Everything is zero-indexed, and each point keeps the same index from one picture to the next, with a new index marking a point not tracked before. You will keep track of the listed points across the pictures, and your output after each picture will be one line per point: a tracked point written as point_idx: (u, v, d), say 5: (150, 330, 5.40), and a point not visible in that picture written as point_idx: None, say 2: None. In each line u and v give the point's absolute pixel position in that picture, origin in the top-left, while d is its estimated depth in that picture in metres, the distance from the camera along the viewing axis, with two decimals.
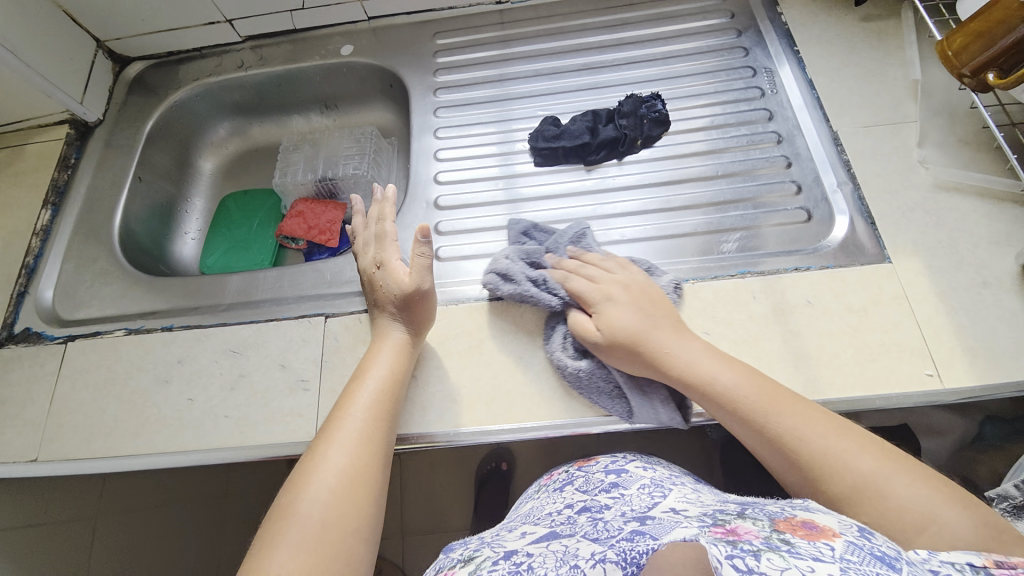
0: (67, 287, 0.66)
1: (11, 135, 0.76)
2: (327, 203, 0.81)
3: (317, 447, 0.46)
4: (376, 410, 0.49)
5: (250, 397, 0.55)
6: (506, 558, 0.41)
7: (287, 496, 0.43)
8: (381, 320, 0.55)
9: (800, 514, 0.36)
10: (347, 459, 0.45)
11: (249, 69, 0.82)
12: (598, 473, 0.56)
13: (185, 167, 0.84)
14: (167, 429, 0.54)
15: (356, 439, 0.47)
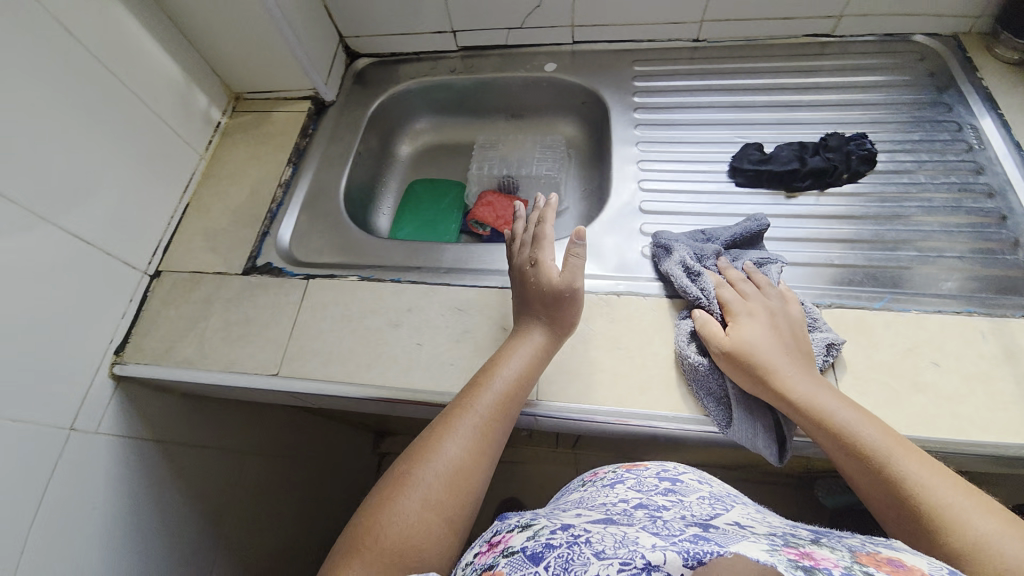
0: (303, 234, 0.75)
1: (259, 103, 0.87)
2: (513, 199, 0.88)
3: (469, 391, 0.50)
4: (522, 379, 0.52)
5: (474, 350, 0.59)
6: (565, 529, 0.34)
7: (439, 422, 0.47)
8: (522, 317, 0.56)
9: (883, 551, 0.32)
10: (494, 411, 0.48)
11: (459, 74, 0.92)
12: (652, 477, 0.50)
13: (386, 151, 0.95)
14: (397, 366, 0.59)
15: (479, 430, 0.47)
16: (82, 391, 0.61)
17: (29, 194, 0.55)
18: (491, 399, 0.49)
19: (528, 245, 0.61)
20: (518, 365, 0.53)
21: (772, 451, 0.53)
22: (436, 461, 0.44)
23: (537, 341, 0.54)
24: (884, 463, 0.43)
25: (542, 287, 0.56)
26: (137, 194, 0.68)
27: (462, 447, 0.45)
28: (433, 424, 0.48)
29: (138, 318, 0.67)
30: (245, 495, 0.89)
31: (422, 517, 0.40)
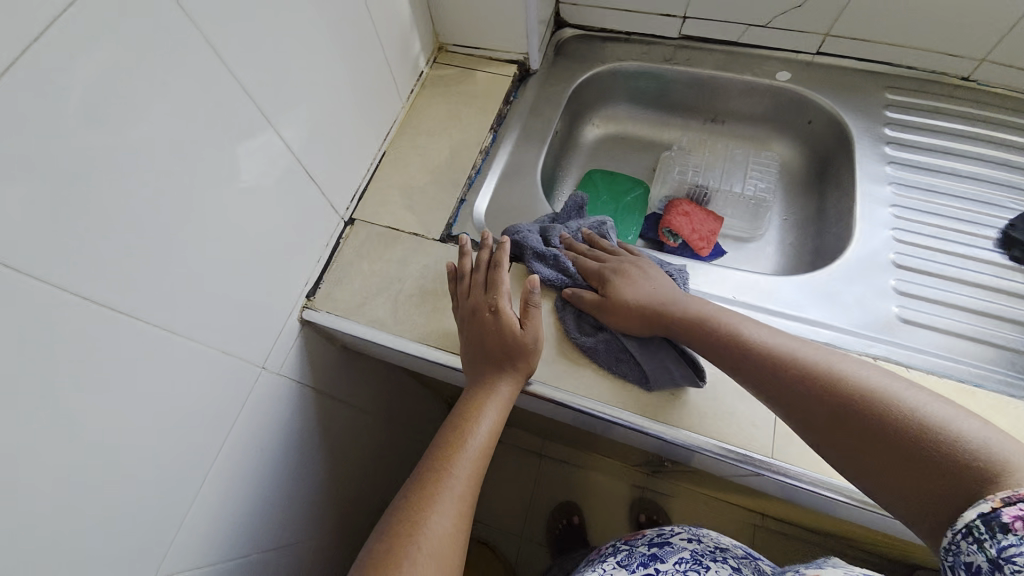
0: (499, 210, 0.70)
1: (463, 57, 0.82)
2: (707, 212, 0.79)
3: (446, 450, 0.51)
4: (490, 440, 0.53)
5: (700, 383, 0.54)
6: None
7: (418, 491, 0.48)
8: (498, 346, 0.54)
9: None
10: (467, 474, 0.49)
11: (675, 65, 0.83)
12: (641, 548, 0.55)
13: (574, 133, 0.87)
14: (612, 380, 0.56)
15: (460, 493, 0.48)
16: (278, 331, 0.59)
17: (279, 119, 0.52)
18: (466, 467, 0.49)
19: (479, 289, 0.57)
20: (487, 429, 0.52)
21: (692, 377, 0.54)
22: (822, 414, 0.43)
23: (504, 392, 0.54)
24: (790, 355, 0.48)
25: (504, 334, 0.54)
26: (353, 135, 0.65)
27: (453, 516, 0.46)
28: (408, 489, 0.49)
29: (331, 264, 0.64)
30: (360, 450, 0.88)
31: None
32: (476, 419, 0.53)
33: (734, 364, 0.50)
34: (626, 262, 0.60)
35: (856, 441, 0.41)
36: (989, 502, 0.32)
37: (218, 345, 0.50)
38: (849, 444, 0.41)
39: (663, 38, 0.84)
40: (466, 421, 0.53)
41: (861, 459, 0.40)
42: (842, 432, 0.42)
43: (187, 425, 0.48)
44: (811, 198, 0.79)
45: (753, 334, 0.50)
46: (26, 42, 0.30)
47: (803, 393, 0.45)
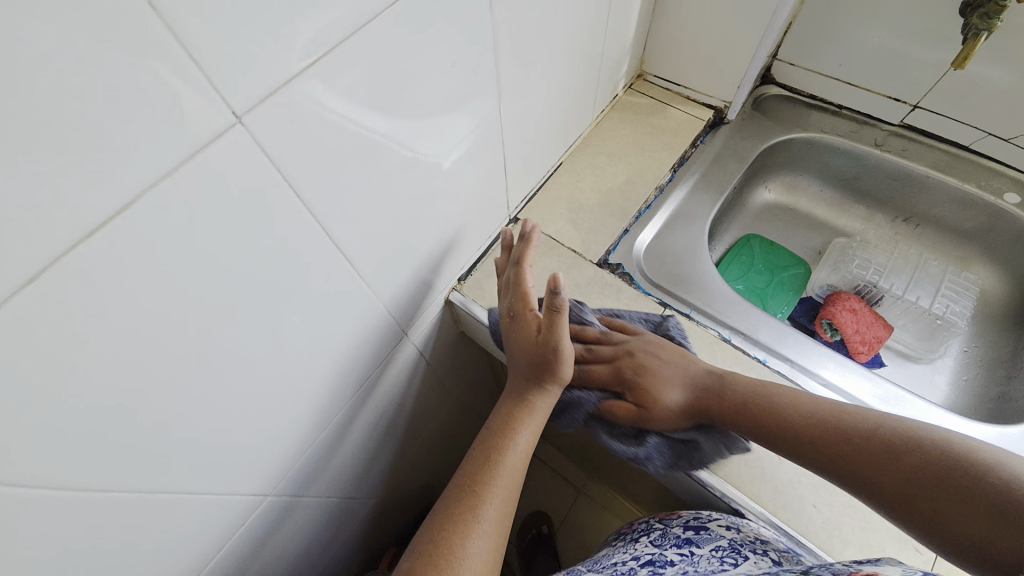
0: (658, 250, 0.68)
1: (659, 90, 0.81)
2: (877, 316, 0.71)
3: (481, 462, 0.51)
4: (525, 451, 0.53)
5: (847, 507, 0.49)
6: None
7: (453, 511, 0.48)
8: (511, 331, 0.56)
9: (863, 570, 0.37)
10: (503, 496, 0.49)
11: (884, 152, 0.76)
12: (677, 528, 0.53)
13: (746, 192, 0.83)
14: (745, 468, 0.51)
15: (499, 515, 0.48)
16: (427, 303, 0.61)
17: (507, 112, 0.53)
18: (502, 488, 0.49)
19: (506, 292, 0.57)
20: (522, 444, 0.53)
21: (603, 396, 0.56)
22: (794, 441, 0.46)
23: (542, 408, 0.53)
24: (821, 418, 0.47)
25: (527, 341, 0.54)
26: (546, 139, 0.66)
27: (489, 540, 0.47)
28: (446, 504, 0.49)
29: (487, 255, 0.66)
30: (439, 432, 0.90)
31: None
32: (513, 433, 0.53)
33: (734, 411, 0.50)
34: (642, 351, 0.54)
35: (909, 491, 0.40)
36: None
37: (386, 305, 0.52)
38: (804, 430, 0.46)
39: (880, 121, 0.78)
40: (502, 431, 0.53)
41: (873, 474, 0.42)
42: (890, 488, 0.41)
43: (342, 370, 0.51)
44: (1005, 338, 0.69)
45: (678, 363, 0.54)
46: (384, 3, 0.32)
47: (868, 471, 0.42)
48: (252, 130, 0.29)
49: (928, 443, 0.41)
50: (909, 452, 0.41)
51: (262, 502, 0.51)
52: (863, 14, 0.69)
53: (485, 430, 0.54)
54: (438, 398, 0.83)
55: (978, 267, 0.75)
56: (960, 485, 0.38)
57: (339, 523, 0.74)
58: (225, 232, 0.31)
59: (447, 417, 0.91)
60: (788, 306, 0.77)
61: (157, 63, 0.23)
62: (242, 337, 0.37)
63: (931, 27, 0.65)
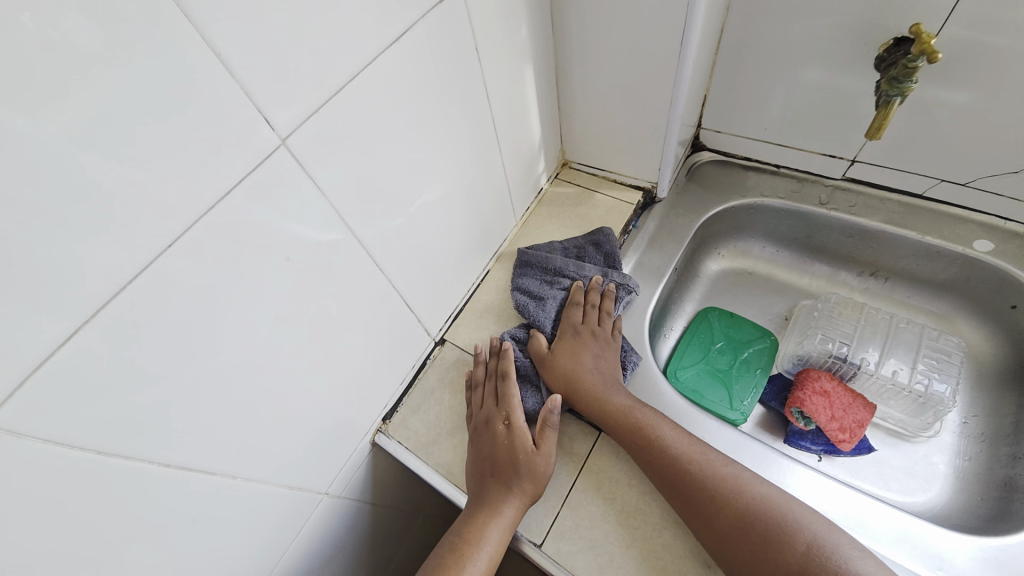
0: None
1: (586, 177, 0.79)
2: (855, 396, 0.64)
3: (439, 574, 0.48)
4: (492, 564, 0.48)
5: None
6: None
7: None
8: (486, 437, 0.54)
9: None
10: None
11: (831, 209, 0.71)
12: None
13: (696, 266, 0.79)
14: None
15: None
16: (347, 456, 0.57)
17: (395, 260, 0.51)
18: None
19: (487, 402, 0.57)
20: (486, 557, 0.48)
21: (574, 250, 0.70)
22: (663, 470, 0.48)
23: (509, 516, 0.49)
24: (682, 450, 0.49)
25: (516, 449, 0.52)
26: (461, 259, 0.64)
27: None
28: None
29: (412, 387, 0.62)
30: (408, 560, 0.84)
31: None
32: (475, 546, 0.48)
33: (632, 440, 0.51)
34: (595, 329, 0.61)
35: (727, 522, 0.44)
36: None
37: (283, 482, 0.48)
38: (649, 473, 0.50)
39: (821, 177, 0.73)
40: (466, 544, 0.49)
41: (722, 537, 0.44)
42: (739, 542, 0.43)
43: (241, 565, 0.47)
44: (1004, 404, 0.61)
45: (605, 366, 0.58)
46: (170, 241, 0.30)
47: (704, 509, 0.45)
48: (4, 427, 0.26)
49: (735, 485, 0.46)
50: (760, 513, 0.44)
51: None
52: (774, 80, 0.67)
53: (452, 535, 0.51)
54: (397, 529, 0.77)
55: (962, 322, 0.68)
56: (785, 541, 0.42)
57: None
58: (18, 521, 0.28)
59: (417, 541, 0.85)
60: (755, 390, 0.69)
61: None
62: None
63: (847, 87, 0.62)
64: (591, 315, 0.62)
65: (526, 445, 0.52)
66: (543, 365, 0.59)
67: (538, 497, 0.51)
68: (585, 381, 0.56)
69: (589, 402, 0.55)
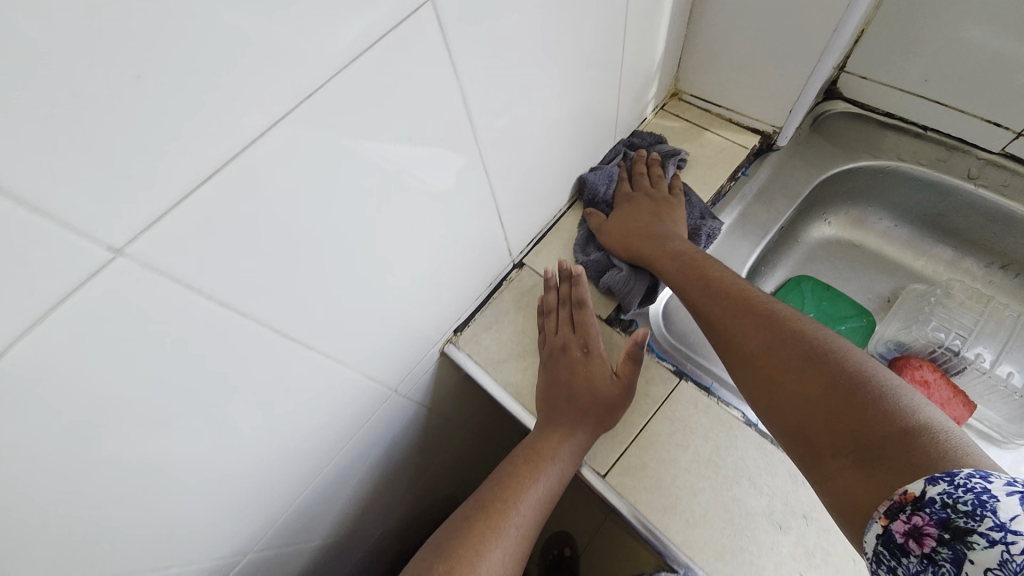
0: (681, 308, 0.60)
1: (697, 111, 0.71)
2: (957, 392, 0.58)
3: (505, 489, 0.49)
4: (557, 484, 0.50)
5: None
6: None
7: (467, 536, 0.46)
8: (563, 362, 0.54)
9: None
10: (527, 520, 0.48)
11: (979, 186, 0.62)
12: None
13: (800, 228, 0.72)
14: None
15: (514, 540, 0.46)
16: (417, 359, 0.57)
17: (496, 166, 0.47)
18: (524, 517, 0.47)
19: (562, 329, 0.56)
20: (550, 480, 0.49)
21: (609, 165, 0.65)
22: (807, 378, 0.40)
23: (581, 439, 0.50)
24: (840, 363, 0.39)
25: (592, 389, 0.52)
26: (554, 179, 0.59)
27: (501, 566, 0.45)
28: (460, 530, 0.47)
29: (487, 304, 0.61)
30: (447, 462, 0.89)
31: None
32: (543, 466, 0.49)
33: (766, 347, 0.44)
34: (656, 205, 0.61)
35: (852, 447, 0.35)
36: (878, 520, 0.32)
37: (363, 370, 0.49)
38: (789, 378, 0.41)
39: (976, 147, 0.63)
40: (536, 460, 0.50)
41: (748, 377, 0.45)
42: (786, 352, 0.42)
43: (316, 436, 0.49)
44: None
45: (666, 231, 0.59)
46: (303, 97, 0.27)
47: (843, 405, 0.36)
48: (142, 259, 0.25)
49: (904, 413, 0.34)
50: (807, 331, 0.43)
51: (240, 559, 0.51)
52: (955, 22, 0.55)
53: (517, 455, 0.52)
54: (444, 433, 0.80)
55: None
56: (892, 429, 0.33)
57: (340, 554, 0.75)
58: (138, 359, 0.29)
59: (458, 446, 0.89)
60: None
61: (19, 226, 0.20)
62: (183, 439, 0.35)
63: None
64: (646, 182, 0.64)
65: (605, 372, 0.52)
66: (625, 242, 0.60)
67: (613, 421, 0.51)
68: (756, 296, 0.48)
69: (703, 283, 0.52)
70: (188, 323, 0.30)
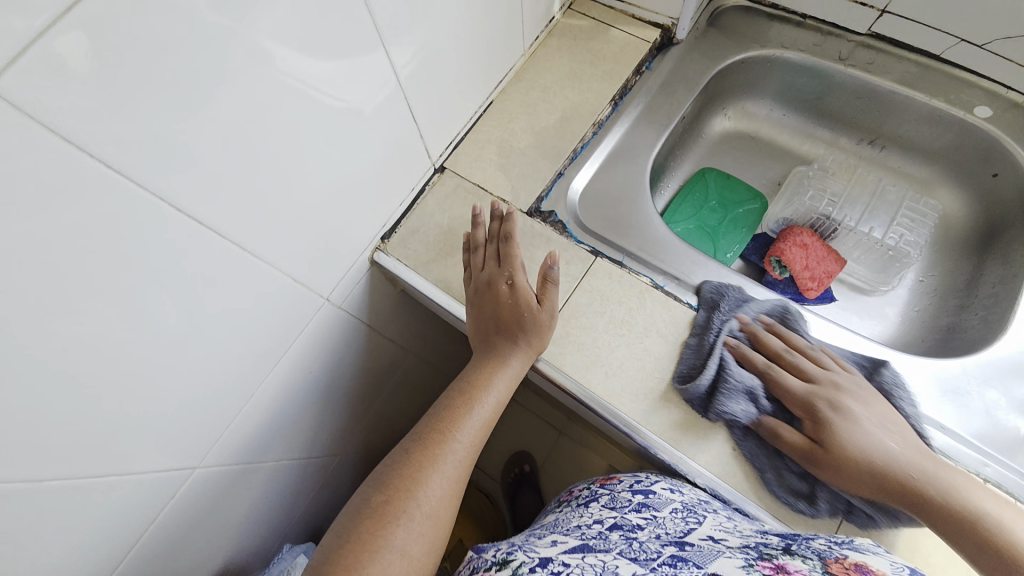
0: (596, 196, 0.64)
1: (601, 9, 0.72)
2: (830, 250, 0.69)
3: (445, 413, 0.49)
4: (495, 411, 0.51)
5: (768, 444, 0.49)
6: (541, 566, 0.39)
7: (419, 449, 0.46)
8: (498, 296, 0.53)
9: (850, 557, 0.38)
10: (471, 442, 0.48)
11: (849, 66, 0.69)
12: (624, 492, 0.54)
13: (702, 122, 0.77)
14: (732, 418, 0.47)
15: (457, 471, 0.46)
16: (347, 266, 0.58)
17: (397, 51, 0.47)
18: (469, 438, 0.47)
19: (491, 268, 0.54)
20: (465, 441, 0.47)
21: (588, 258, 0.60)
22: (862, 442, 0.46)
23: (516, 366, 0.51)
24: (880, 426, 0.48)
25: (520, 307, 0.52)
26: (465, 77, 0.59)
27: (449, 482, 0.45)
28: (408, 448, 0.46)
29: (412, 210, 0.62)
30: (398, 385, 0.91)
31: (422, 543, 0.41)
32: (482, 388, 0.51)
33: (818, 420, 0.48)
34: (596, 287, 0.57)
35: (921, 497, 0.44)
36: None
37: (290, 274, 0.49)
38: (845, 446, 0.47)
39: (847, 31, 0.69)
40: (475, 388, 0.51)
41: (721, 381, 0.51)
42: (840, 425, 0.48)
43: (251, 342, 0.49)
44: (963, 264, 0.66)
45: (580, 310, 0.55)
46: None
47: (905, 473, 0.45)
48: (8, 97, 0.25)
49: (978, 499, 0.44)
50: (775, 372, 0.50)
51: (191, 473, 0.52)
52: None
53: (456, 385, 0.52)
54: (390, 353, 0.82)
55: (942, 189, 0.70)
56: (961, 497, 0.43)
57: (301, 479, 0.77)
58: (30, 222, 0.28)
59: (407, 369, 0.91)
60: (740, 245, 0.74)
61: None
62: (103, 325, 0.35)
63: None
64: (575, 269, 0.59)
65: (529, 304, 0.52)
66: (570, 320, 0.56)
67: (541, 351, 0.52)
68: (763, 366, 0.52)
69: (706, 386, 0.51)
70: (73, 188, 0.29)
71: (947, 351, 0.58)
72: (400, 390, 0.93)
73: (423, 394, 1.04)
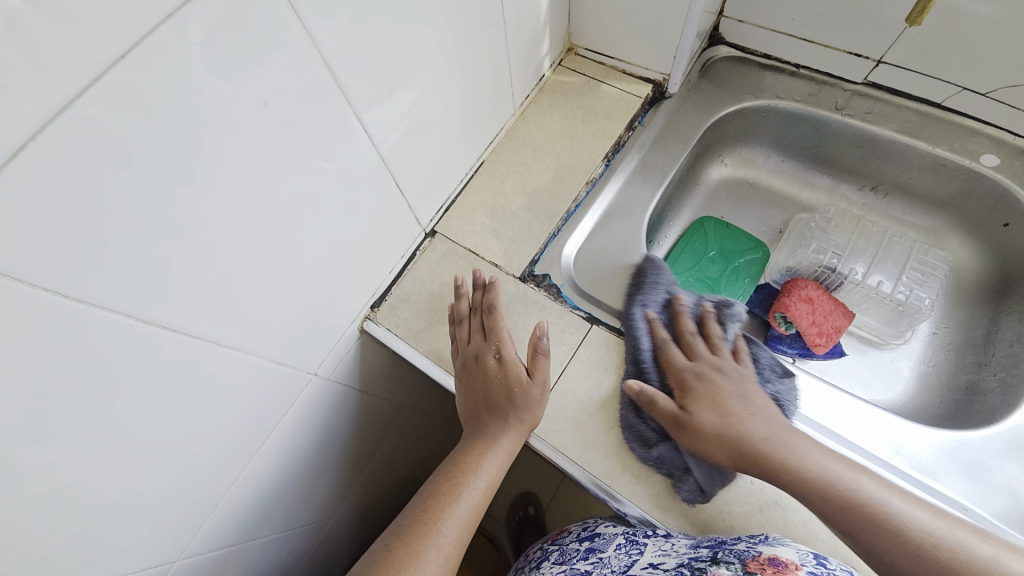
0: (591, 256, 0.62)
1: (592, 65, 0.72)
2: (836, 303, 0.66)
3: (431, 501, 0.47)
4: (485, 495, 0.49)
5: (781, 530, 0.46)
6: None
7: (400, 547, 0.43)
8: (488, 371, 0.52)
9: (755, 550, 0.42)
10: (458, 533, 0.45)
11: (846, 116, 0.68)
12: (572, 543, 0.59)
13: (698, 172, 0.75)
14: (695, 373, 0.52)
15: (441, 565, 0.43)
16: (335, 340, 0.56)
17: (381, 131, 0.46)
18: (456, 528, 0.45)
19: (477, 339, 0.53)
20: (451, 534, 0.45)
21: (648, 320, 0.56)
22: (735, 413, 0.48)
23: (507, 446, 0.49)
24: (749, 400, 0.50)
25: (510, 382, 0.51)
26: (454, 142, 0.59)
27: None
28: (391, 541, 0.44)
29: (402, 276, 0.61)
30: (395, 437, 0.88)
31: None
32: (470, 473, 0.49)
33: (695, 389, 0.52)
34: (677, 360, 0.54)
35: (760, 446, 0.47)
36: None
37: (273, 357, 0.48)
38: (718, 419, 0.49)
39: (842, 80, 0.68)
40: (462, 472, 0.49)
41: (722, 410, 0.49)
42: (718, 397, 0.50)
43: (233, 429, 0.48)
44: (979, 318, 0.64)
45: (576, 383, 0.53)
46: (117, 58, 0.25)
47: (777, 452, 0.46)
48: None
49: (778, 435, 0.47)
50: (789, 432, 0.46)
51: (171, 567, 0.49)
52: None
53: (443, 467, 0.50)
54: (387, 408, 0.80)
55: (949, 236, 0.69)
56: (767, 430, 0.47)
57: (294, 546, 0.74)
58: None
59: (405, 421, 0.89)
60: (743, 296, 0.71)
61: None
62: (69, 448, 0.33)
63: None
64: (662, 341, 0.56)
65: (518, 377, 0.50)
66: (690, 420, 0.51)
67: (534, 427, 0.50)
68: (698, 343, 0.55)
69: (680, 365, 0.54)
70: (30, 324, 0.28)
71: (969, 414, 0.56)
72: (398, 442, 0.90)
73: (423, 443, 1.01)
